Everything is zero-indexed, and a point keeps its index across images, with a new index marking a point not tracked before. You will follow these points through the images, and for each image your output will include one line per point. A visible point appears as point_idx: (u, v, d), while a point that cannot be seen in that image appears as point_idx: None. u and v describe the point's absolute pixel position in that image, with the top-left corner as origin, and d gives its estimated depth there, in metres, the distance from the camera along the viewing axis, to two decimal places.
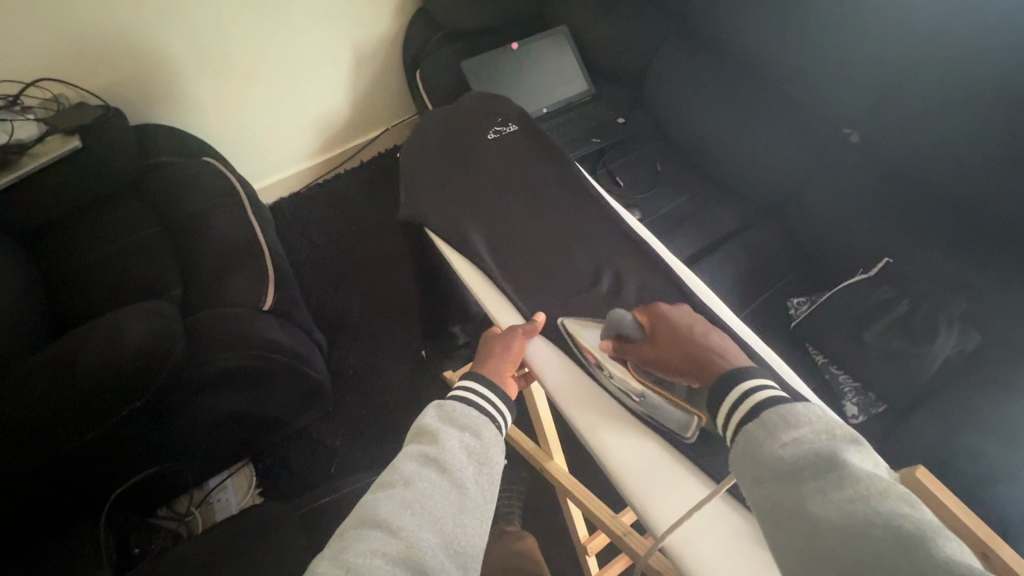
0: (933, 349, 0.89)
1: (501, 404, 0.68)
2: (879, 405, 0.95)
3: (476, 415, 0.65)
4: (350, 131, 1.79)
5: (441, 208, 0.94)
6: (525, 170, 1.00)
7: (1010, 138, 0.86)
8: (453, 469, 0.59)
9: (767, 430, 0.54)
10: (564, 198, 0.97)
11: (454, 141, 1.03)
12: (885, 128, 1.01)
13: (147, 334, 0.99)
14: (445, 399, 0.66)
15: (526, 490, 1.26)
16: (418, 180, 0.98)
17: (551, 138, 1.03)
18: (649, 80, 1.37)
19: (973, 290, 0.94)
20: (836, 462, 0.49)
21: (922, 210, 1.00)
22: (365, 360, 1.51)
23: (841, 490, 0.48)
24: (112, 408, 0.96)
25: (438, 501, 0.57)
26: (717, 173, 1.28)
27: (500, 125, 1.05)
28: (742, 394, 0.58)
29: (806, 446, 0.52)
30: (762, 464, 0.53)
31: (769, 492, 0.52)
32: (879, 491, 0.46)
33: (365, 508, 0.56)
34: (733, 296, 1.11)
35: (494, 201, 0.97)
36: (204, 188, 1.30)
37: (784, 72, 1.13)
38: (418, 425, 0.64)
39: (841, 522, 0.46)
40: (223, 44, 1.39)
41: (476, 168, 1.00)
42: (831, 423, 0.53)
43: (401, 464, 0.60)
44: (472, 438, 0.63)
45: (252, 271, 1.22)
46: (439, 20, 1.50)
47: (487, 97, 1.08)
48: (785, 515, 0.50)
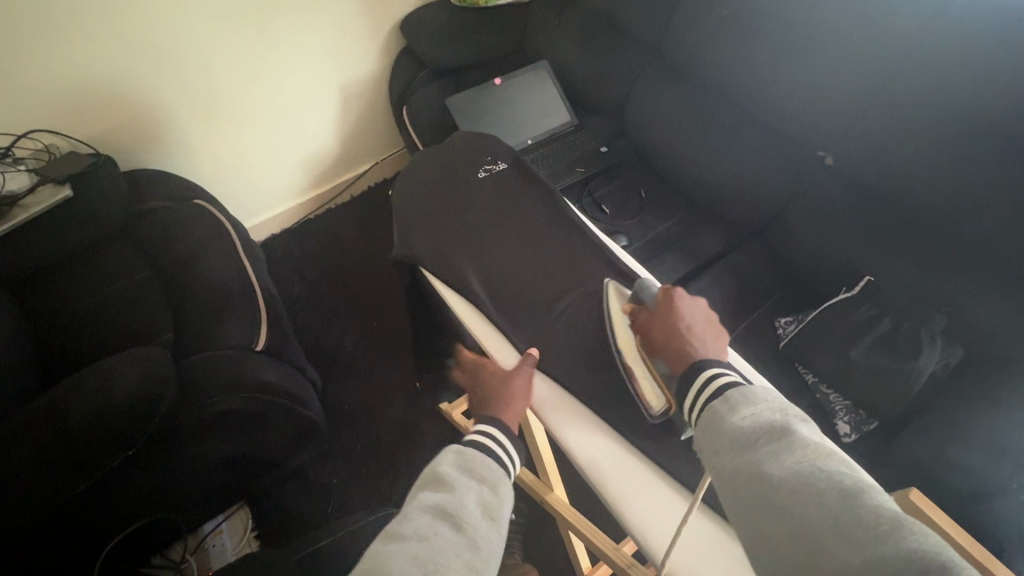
0: (919, 364, 0.92)
1: (513, 452, 0.69)
2: (870, 422, 0.97)
3: (492, 467, 0.65)
4: (339, 167, 1.82)
5: (432, 244, 0.96)
6: (514, 205, 1.02)
7: (976, 158, 0.90)
8: (468, 523, 0.57)
9: (728, 405, 0.58)
10: (553, 231, 0.99)
11: (443, 178, 1.04)
12: (858, 151, 1.05)
13: (137, 383, 0.99)
14: (463, 446, 0.67)
15: (526, 521, 1.25)
16: (410, 219, 0.99)
17: (537, 173, 1.05)
18: (629, 110, 1.42)
19: (952, 305, 0.96)
20: (789, 429, 0.53)
21: (897, 229, 1.03)
22: (360, 395, 1.52)
23: (792, 452, 0.51)
24: (105, 458, 0.96)
25: (452, 556, 0.54)
26: (699, 197, 1.32)
27: (490, 163, 1.07)
28: (708, 378, 0.62)
29: (762, 418, 0.55)
30: (722, 434, 0.56)
31: (727, 459, 0.54)
32: (825, 454, 0.50)
33: (374, 560, 0.53)
34: (722, 319, 1.13)
35: (484, 237, 0.98)
36: (196, 232, 1.31)
37: (757, 100, 1.18)
38: (435, 473, 0.63)
39: (791, 479, 0.49)
40: (215, 90, 1.42)
41: (466, 204, 1.02)
42: (786, 401, 0.57)
43: (413, 515, 0.58)
44: (488, 491, 0.62)
45: (244, 313, 1.23)
46: (424, 59, 1.55)
47: (474, 135, 1.10)
48: (739, 478, 0.52)
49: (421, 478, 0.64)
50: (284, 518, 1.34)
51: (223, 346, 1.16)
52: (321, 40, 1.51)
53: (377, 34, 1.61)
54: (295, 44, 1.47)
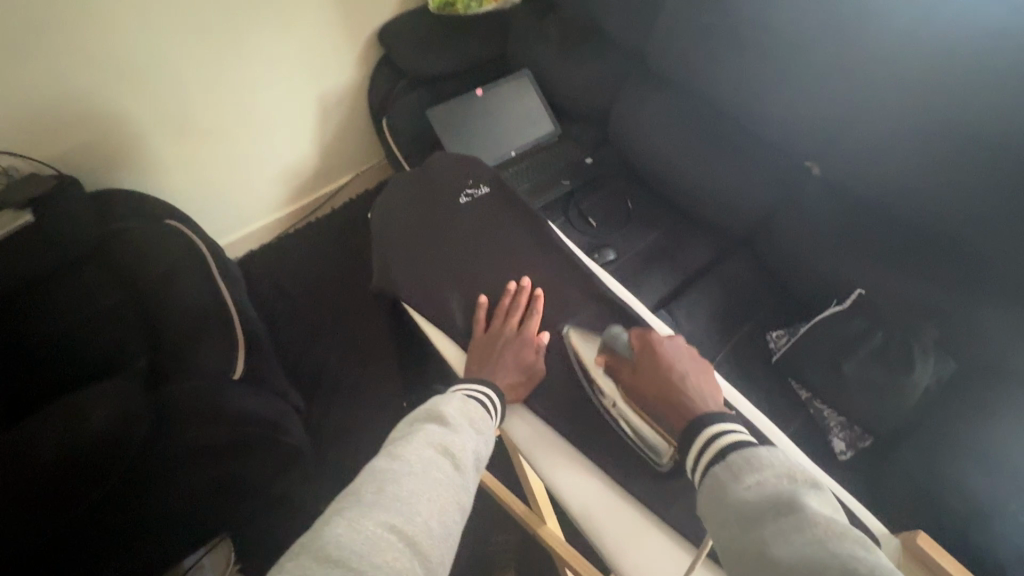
0: (913, 379, 0.90)
1: (499, 407, 0.79)
2: (865, 439, 0.96)
3: (488, 423, 0.75)
4: (319, 181, 1.78)
5: (415, 277, 0.96)
6: (499, 232, 1.02)
7: (968, 170, 0.88)
8: (465, 465, 0.66)
9: (733, 472, 0.60)
10: (539, 261, 0.99)
11: (423, 205, 1.04)
12: (847, 161, 1.04)
13: (114, 414, 0.99)
14: (468, 397, 0.75)
15: (519, 542, 1.22)
16: (392, 253, 0.98)
17: (521, 199, 1.05)
18: (613, 118, 1.39)
19: (944, 316, 0.95)
20: (797, 503, 0.54)
21: (887, 238, 1.02)
22: (346, 416, 1.48)
23: (800, 531, 0.51)
24: (85, 486, 0.95)
25: (449, 491, 0.62)
26: (688, 206, 1.30)
27: (471, 188, 1.06)
28: (709, 438, 0.65)
29: (767, 488, 0.57)
30: (728, 506, 0.58)
31: (732, 531, 0.56)
32: (835, 532, 0.50)
33: (383, 479, 0.60)
34: (713, 333, 1.11)
35: (468, 266, 0.98)
36: (171, 253, 1.25)
37: (743, 108, 1.16)
38: (440, 411, 0.71)
39: (798, 559, 0.49)
40: (187, 105, 1.36)
41: (449, 231, 1.01)
42: (794, 469, 0.58)
43: (419, 445, 0.65)
44: (482, 445, 0.71)
45: (222, 341, 1.20)
46: (403, 68, 1.50)
47: (455, 159, 1.09)
48: (748, 555, 0.54)
49: (427, 412, 0.72)
50: (271, 548, 1.29)
51: (201, 375, 1.13)
52: (297, 52, 1.46)
53: (354, 44, 1.56)
54: (270, 57, 1.42)
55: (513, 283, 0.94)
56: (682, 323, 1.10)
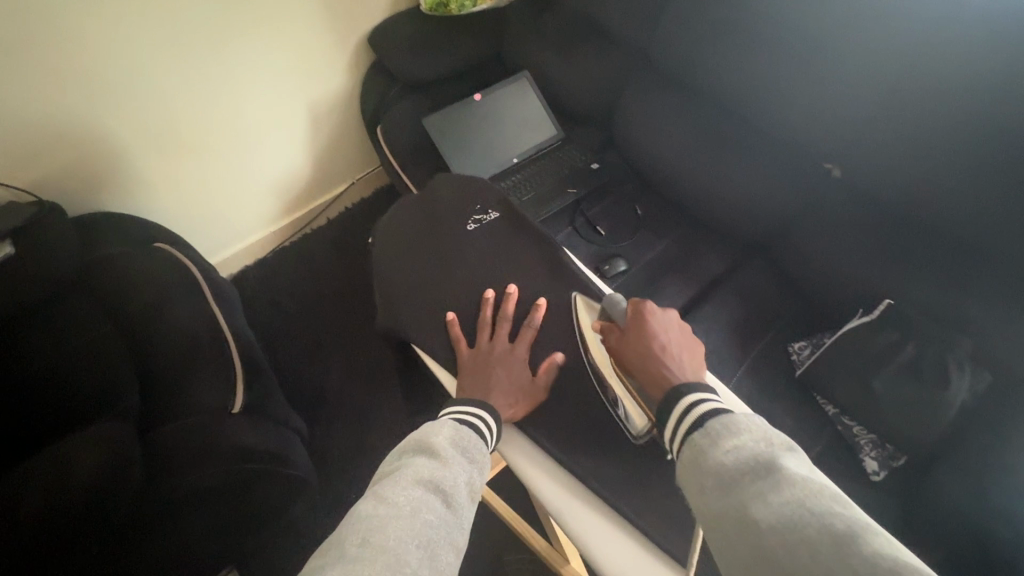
0: (947, 394, 0.86)
1: (496, 429, 0.75)
2: (899, 457, 0.92)
3: (482, 449, 0.70)
4: (313, 192, 1.71)
5: (417, 312, 0.91)
6: (510, 258, 0.96)
7: (1005, 172, 0.83)
8: (458, 501, 0.61)
9: (710, 439, 0.60)
10: (556, 288, 0.93)
11: (429, 233, 0.98)
12: (871, 164, 0.98)
13: (102, 461, 0.97)
14: (461, 423, 0.71)
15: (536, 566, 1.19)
16: (398, 288, 0.94)
17: (532, 224, 0.99)
18: (620, 120, 1.33)
19: (978, 328, 0.91)
20: (774, 466, 0.54)
21: (914, 243, 0.98)
22: (351, 438, 1.43)
23: (778, 492, 0.52)
24: (74, 539, 0.91)
25: (440, 533, 0.57)
26: (700, 212, 1.24)
27: (479, 213, 1.01)
28: (689, 406, 0.64)
29: (746, 452, 0.57)
30: (706, 472, 0.58)
31: (712, 498, 0.56)
32: (813, 491, 0.51)
33: (369, 529, 0.54)
34: (733, 347, 1.06)
35: (478, 295, 0.92)
36: (156, 280, 1.19)
37: (756, 106, 1.10)
38: (430, 442, 0.67)
39: (778, 521, 0.50)
40: (169, 117, 1.29)
41: (457, 261, 0.95)
42: (770, 432, 0.58)
43: (406, 484, 0.60)
44: (476, 474, 0.66)
45: (219, 372, 1.13)
46: (395, 74, 1.44)
47: (461, 183, 1.04)
48: (728, 520, 0.54)
49: (415, 443, 0.67)
50: None
51: (196, 409, 1.08)
52: (283, 60, 1.39)
53: (343, 49, 1.49)
54: (255, 66, 1.35)
55: (492, 291, 0.91)
56: (699, 338, 1.05)
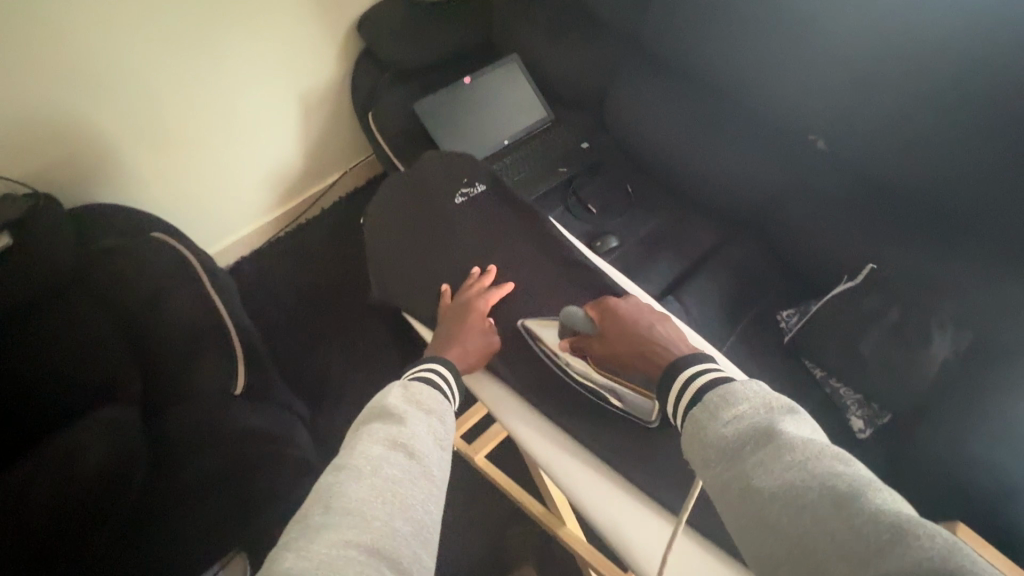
0: (929, 353, 0.89)
1: (456, 385, 0.76)
2: (883, 415, 0.95)
3: (438, 400, 0.71)
4: (306, 181, 1.72)
5: (414, 288, 0.94)
6: (499, 232, 0.98)
7: (982, 138, 0.85)
8: (422, 452, 0.61)
9: (710, 412, 0.60)
10: (544, 260, 0.96)
11: (419, 208, 1.01)
12: (856, 136, 1.00)
13: (107, 451, 0.99)
14: (410, 381, 0.72)
15: (536, 538, 1.22)
16: (392, 263, 0.96)
17: (519, 197, 1.01)
18: (610, 100, 1.34)
19: (959, 291, 0.94)
20: (773, 433, 0.55)
21: (896, 211, 1.00)
22: (352, 422, 1.45)
23: (780, 459, 0.53)
24: (85, 526, 0.93)
25: (405, 484, 0.58)
26: (690, 190, 1.26)
27: (467, 186, 1.02)
28: (686, 379, 0.65)
29: (746, 421, 0.58)
30: (707, 445, 0.59)
31: (717, 469, 0.57)
32: (813, 455, 0.52)
33: (330, 495, 0.55)
34: (723, 319, 1.09)
35: (470, 269, 0.95)
36: (154, 274, 1.17)
37: (743, 81, 1.11)
38: (384, 405, 0.67)
39: (782, 489, 0.51)
40: (160, 110, 1.30)
41: (447, 235, 0.98)
42: (768, 397, 0.59)
43: (366, 447, 0.60)
44: (435, 421, 0.67)
45: (218, 359, 1.14)
46: (385, 61, 1.44)
47: (449, 158, 1.05)
48: (732, 489, 0.55)
49: (370, 412, 0.67)
50: None
51: (201, 396, 1.10)
52: (270, 51, 1.40)
53: (332, 40, 1.50)
54: (244, 56, 1.36)
55: (477, 269, 0.93)
56: (691, 310, 1.08)
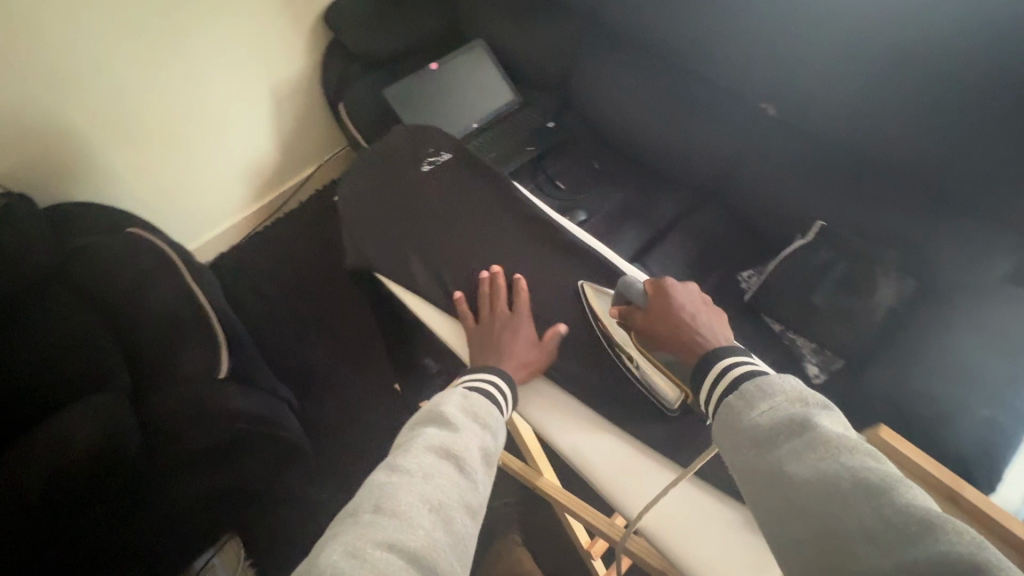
0: (874, 301, 0.96)
1: (510, 397, 0.75)
2: (836, 360, 1.00)
3: (495, 416, 0.71)
4: (282, 174, 1.73)
5: (384, 251, 0.97)
6: (466, 196, 1.03)
7: (914, 95, 0.92)
8: (472, 467, 0.62)
9: (746, 400, 0.59)
10: (509, 219, 1.00)
11: (389, 178, 1.05)
12: (804, 101, 1.06)
13: (99, 428, 1.00)
14: (469, 391, 0.72)
15: (522, 504, 1.26)
16: (363, 229, 0.99)
17: (483, 162, 1.07)
18: (575, 81, 1.39)
19: (902, 240, 1.01)
20: (808, 424, 0.54)
21: (842, 171, 1.07)
22: (339, 406, 1.48)
23: (813, 450, 0.52)
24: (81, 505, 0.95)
25: (452, 495, 0.58)
26: (654, 163, 1.32)
27: (433, 154, 1.08)
28: (724, 368, 0.65)
29: (780, 412, 0.57)
30: (740, 432, 0.58)
31: (747, 455, 0.56)
32: (847, 447, 0.51)
33: (380, 496, 0.56)
34: (688, 282, 1.14)
35: (439, 232, 0.99)
36: (133, 264, 1.18)
37: (698, 55, 1.16)
38: (441, 411, 0.68)
39: (813, 478, 0.50)
40: (130, 102, 1.30)
41: (415, 200, 1.02)
42: (804, 391, 0.58)
43: (419, 453, 0.61)
44: (490, 439, 0.67)
45: (202, 341, 1.15)
46: (353, 50, 1.47)
47: (416, 130, 1.11)
48: (761, 476, 0.55)
49: (427, 415, 0.68)
50: (283, 545, 1.29)
51: (184, 378, 1.11)
52: (239, 44, 1.41)
53: (299, 29, 1.52)
54: (211, 48, 1.37)
55: (485, 272, 0.91)
56: (658, 274, 1.13)
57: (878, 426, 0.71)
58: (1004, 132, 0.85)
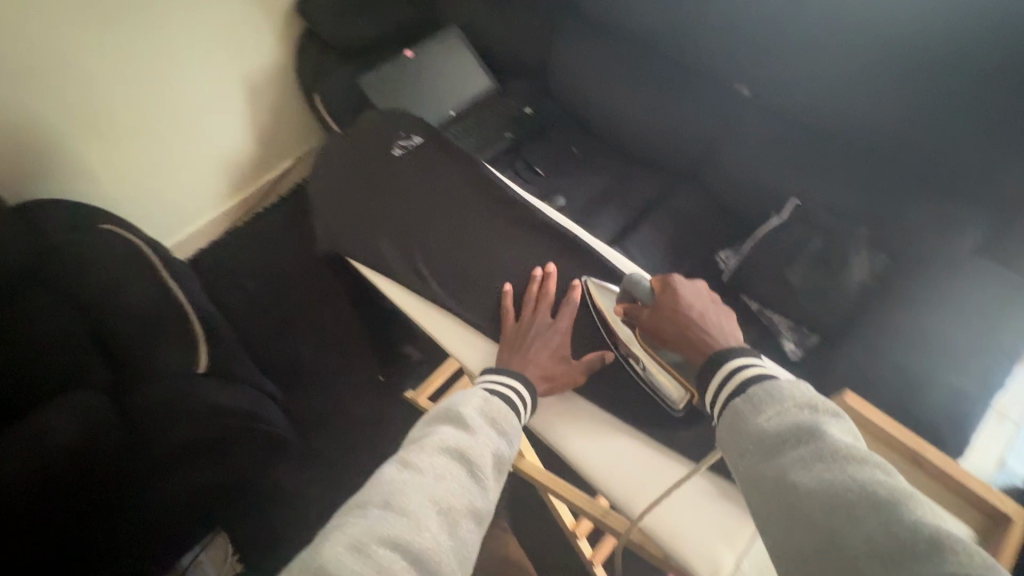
0: (849, 276, 0.97)
1: (531, 403, 0.72)
2: (811, 337, 1.02)
3: (514, 423, 0.68)
4: (258, 166, 1.71)
5: (357, 236, 0.96)
6: (438, 179, 1.03)
7: (881, 72, 0.93)
8: (485, 474, 0.60)
9: (754, 405, 0.57)
10: (481, 200, 1.00)
11: (360, 164, 1.05)
12: (777, 80, 1.06)
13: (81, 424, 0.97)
14: (490, 393, 0.69)
15: (510, 489, 1.26)
16: (335, 215, 0.99)
17: (454, 144, 1.06)
18: (550, 65, 1.39)
19: (874, 215, 1.03)
20: (817, 432, 0.52)
21: (814, 149, 1.08)
22: (324, 399, 1.47)
23: (821, 460, 0.50)
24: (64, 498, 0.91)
25: (462, 500, 0.57)
26: (631, 146, 1.32)
27: (404, 139, 1.08)
28: (732, 372, 0.61)
29: (788, 419, 0.54)
30: (746, 436, 0.56)
31: (753, 460, 0.54)
32: (856, 459, 0.49)
33: (393, 491, 0.55)
34: (667, 264, 1.15)
35: (412, 215, 0.98)
36: (104, 258, 1.13)
37: (670, 38, 1.16)
38: (457, 411, 0.65)
39: (819, 489, 0.48)
40: (98, 97, 1.27)
41: (387, 185, 1.02)
42: (814, 398, 0.55)
43: (432, 453, 0.60)
44: (505, 446, 0.65)
45: (181, 335, 1.13)
46: (327, 39, 1.45)
47: (387, 116, 1.11)
48: (765, 482, 0.52)
49: (441, 413, 0.66)
50: (271, 539, 1.28)
51: (163, 374, 1.09)
52: (208, 34, 1.38)
53: (270, 18, 1.49)
54: (179, 38, 1.34)
55: (542, 273, 0.89)
56: (636, 257, 1.14)
57: (845, 393, 0.73)
58: (972, 103, 0.87)
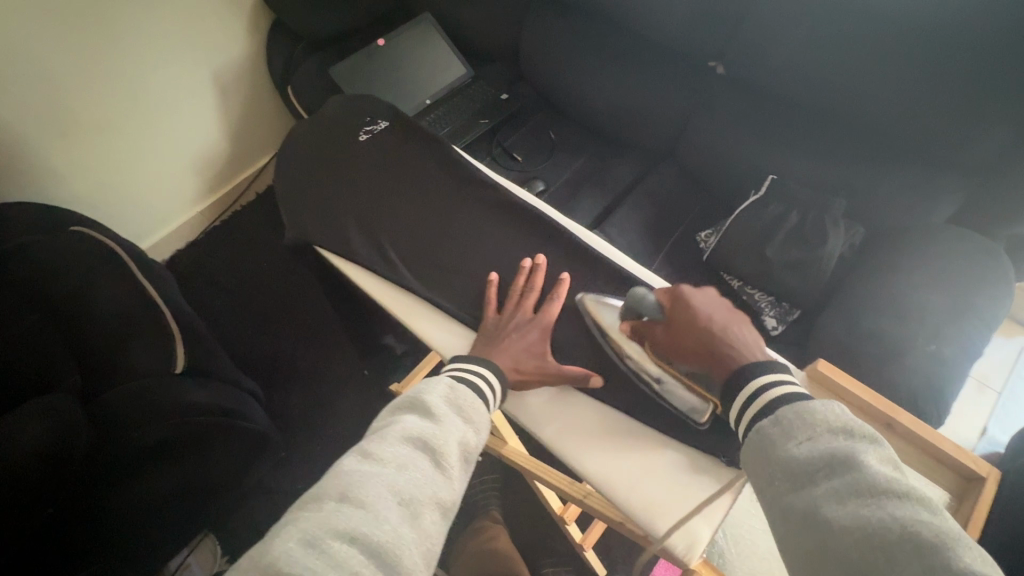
0: (828, 249, 0.97)
1: (500, 392, 0.71)
2: (793, 312, 1.03)
3: (481, 410, 0.67)
4: (231, 163, 1.68)
5: (324, 224, 0.94)
6: (404, 163, 1.02)
7: (851, 44, 0.92)
8: (449, 462, 0.59)
9: (784, 429, 0.55)
10: (450, 183, 0.99)
11: (325, 151, 1.03)
12: (749, 57, 1.05)
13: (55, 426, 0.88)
14: (456, 380, 0.68)
15: (498, 476, 1.26)
16: (301, 203, 0.97)
17: (421, 127, 1.05)
18: (523, 50, 1.37)
19: (849, 188, 1.03)
20: (853, 462, 0.49)
21: (788, 124, 1.08)
22: (308, 396, 1.45)
23: (856, 493, 0.48)
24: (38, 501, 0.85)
25: (424, 489, 0.56)
26: (608, 128, 1.32)
27: (370, 124, 1.06)
28: (758, 392, 0.59)
29: (821, 446, 0.52)
30: (775, 462, 0.54)
31: (781, 488, 0.53)
32: (897, 495, 0.46)
33: (349, 483, 0.54)
34: (647, 245, 1.15)
35: (380, 200, 0.97)
36: (71, 257, 1.08)
37: (639, 19, 1.13)
38: (421, 399, 0.64)
39: (852, 525, 0.46)
40: (60, 92, 1.22)
41: (353, 170, 1.01)
42: (850, 423, 0.53)
43: (393, 442, 0.59)
44: (472, 434, 0.64)
45: (154, 332, 1.09)
46: (296, 30, 1.42)
47: (354, 102, 1.10)
48: (793, 512, 0.51)
49: (405, 401, 0.65)
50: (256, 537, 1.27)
51: (137, 373, 1.03)
52: (173, 25, 1.34)
53: (235, 10, 1.45)
54: (144, 29, 1.29)
55: (532, 266, 0.85)
56: (615, 238, 1.13)
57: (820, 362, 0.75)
58: (943, 71, 0.86)
